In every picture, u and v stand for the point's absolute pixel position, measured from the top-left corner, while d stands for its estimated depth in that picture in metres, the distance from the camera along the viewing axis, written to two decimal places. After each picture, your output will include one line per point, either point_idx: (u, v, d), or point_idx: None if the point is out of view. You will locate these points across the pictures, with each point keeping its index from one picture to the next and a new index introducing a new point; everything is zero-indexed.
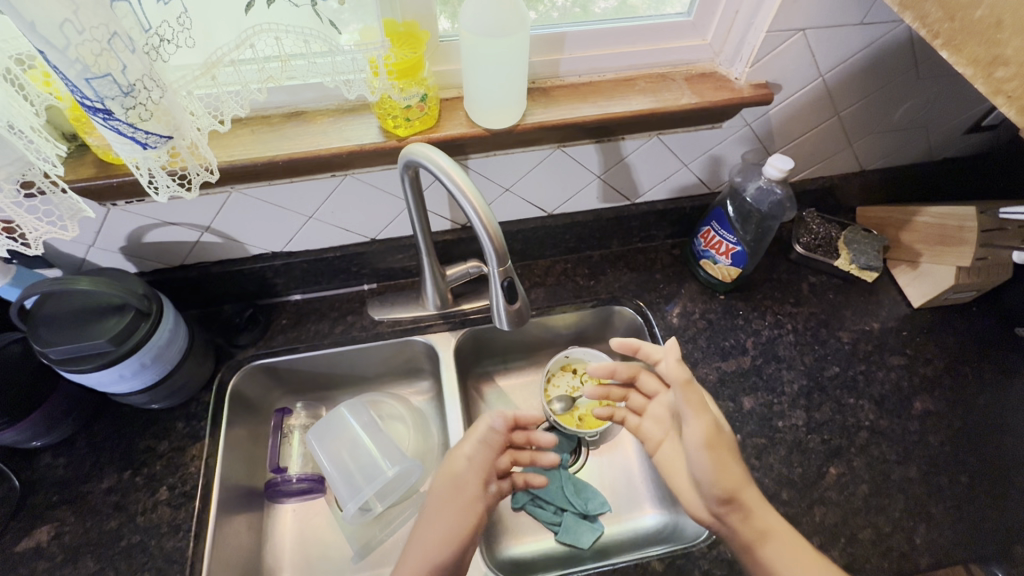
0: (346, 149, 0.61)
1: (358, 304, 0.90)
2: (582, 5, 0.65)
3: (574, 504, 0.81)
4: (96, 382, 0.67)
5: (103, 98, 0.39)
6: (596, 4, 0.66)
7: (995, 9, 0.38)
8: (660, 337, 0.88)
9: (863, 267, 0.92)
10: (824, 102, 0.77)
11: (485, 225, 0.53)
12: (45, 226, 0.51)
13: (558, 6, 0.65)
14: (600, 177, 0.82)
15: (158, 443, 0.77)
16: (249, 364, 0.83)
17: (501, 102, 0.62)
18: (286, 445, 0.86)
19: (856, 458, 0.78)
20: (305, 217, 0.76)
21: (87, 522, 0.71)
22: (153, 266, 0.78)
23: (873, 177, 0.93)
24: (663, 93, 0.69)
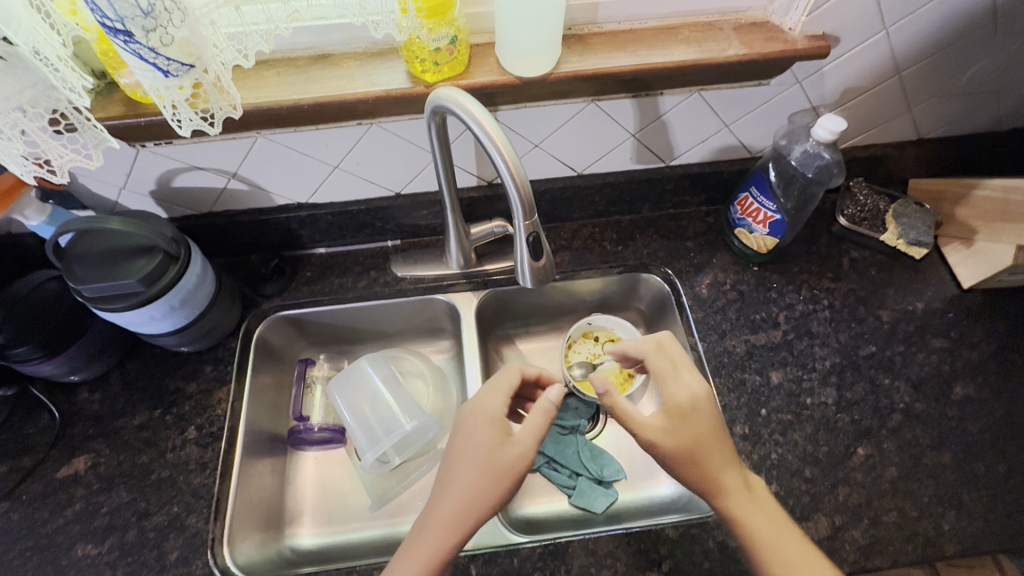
0: (372, 94, 0.59)
1: (381, 260, 0.89)
2: None
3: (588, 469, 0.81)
4: (127, 322, 0.68)
5: (122, 19, 0.37)
6: None
7: None
8: (687, 307, 0.85)
9: (911, 243, 0.87)
10: (886, 59, 0.70)
11: (513, 176, 0.51)
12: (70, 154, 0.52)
13: None
14: (635, 136, 0.78)
15: (186, 385, 0.79)
16: (274, 314, 0.84)
17: (533, 49, 0.59)
18: (308, 396, 0.89)
19: (886, 440, 0.76)
20: (330, 167, 0.75)
21: (121, 455, 0.74)
22: (182, 212, 0.79)
23: (931, 147, 0.87)
24: (709, 43, 0.64)
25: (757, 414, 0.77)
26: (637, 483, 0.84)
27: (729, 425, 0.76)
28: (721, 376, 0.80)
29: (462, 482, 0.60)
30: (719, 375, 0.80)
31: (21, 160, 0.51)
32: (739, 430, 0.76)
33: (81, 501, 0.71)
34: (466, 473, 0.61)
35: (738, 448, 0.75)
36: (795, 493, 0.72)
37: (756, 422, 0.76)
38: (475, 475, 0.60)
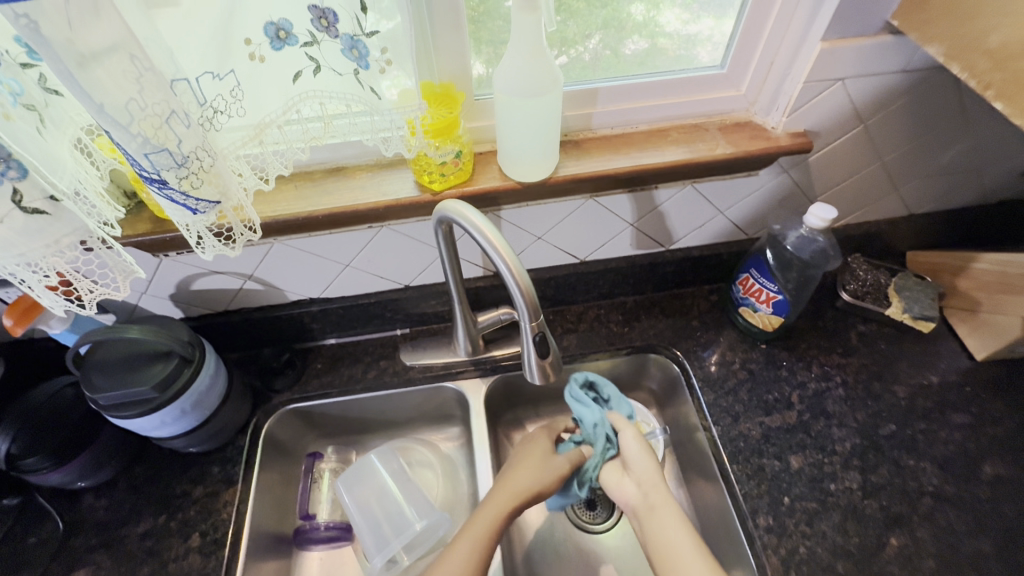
0: (383, 203, 0.63)
1: (391, 349, 0.90)
2: (613, 47, 0.64)
3: (578, 379, 0.81)
4: (139, 427, 0.69)
5: (158, 170, 0.41)
6: (628, 45, 0.65)
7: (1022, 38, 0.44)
8: (698, 388, 0.85)
9: (917, 317, 0.87)
10: (867, 148, 0.74)
11: (516, 281, 0.53)
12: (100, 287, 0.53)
13: (590, 49, 0.64)
14: (633, 225, 0.81)
15: (193, 487, 0.78)
16: (282, 409, 0.84)
17: (533, 158, 0.63)
18: (316, 490, 0.86)
19: (920, 528, 0.72)
20: (342, 265, 0.78)
21: (122, 567, 0.72)
22: (199, 312, 0.82)
23: (923, 221, 0.89)
24: (697, 143, 0.69)
25: (780, 502, 0.74)
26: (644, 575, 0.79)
27: (751, 515, 0.73)
28: (739, 463, 0.78)
29: (501, 505, 0.69)
30: (737, 461, 0.78)
31: (51, 296, 0.52)
32: (763, 521, 0.73)
33: None
34: (505, 498, 0.70)
35: (764, 542, 0.71)
36: None
37: (780, 512, 0.73)
38: (514, 502, 0.70)
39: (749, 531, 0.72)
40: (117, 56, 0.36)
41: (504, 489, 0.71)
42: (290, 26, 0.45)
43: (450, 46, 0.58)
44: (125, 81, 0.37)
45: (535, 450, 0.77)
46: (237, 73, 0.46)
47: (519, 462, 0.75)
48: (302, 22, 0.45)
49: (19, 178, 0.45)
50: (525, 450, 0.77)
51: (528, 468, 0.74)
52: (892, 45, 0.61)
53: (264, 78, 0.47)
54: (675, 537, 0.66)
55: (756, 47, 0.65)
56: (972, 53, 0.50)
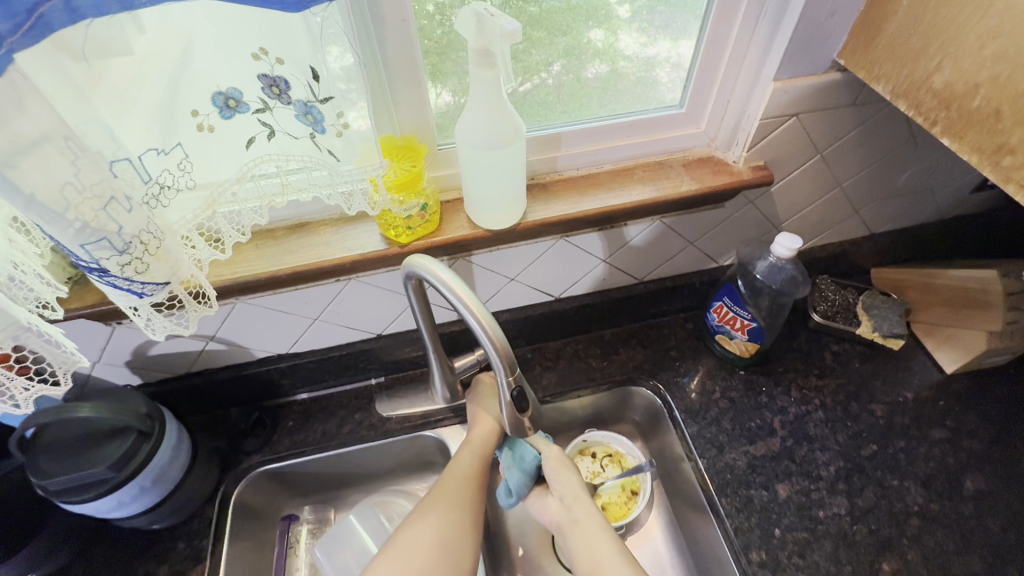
0: (349, 259, 0.61)
1: (366, 400, 0.87)
2: (576, 71, 0.64)
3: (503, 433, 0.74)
4: (94, 510, 0.64)
5: (98, 259, 0.39)
6: (590, 68, 0.64)
7: (972, 74, 0.46)
8: (681, 419, 0.84)
9: (887, 335, 0.89)
10: (825, 176, 0.76)
11: (491, 339, 0.51)
12: (37, 386, 0.48)
13: (554, 73, 0.63)
14: (606, 260, 0.81)
15: (157, 567, 0.73)
16: (254, 471, 0.80)
17: (500, 205, 0.62)
18: (293, 556, 0.82)
19: (909, 550, 0.72)
20: (310, 319, 0.76)
21: None
22: (159, 376, 0.78)
23: (883, 240, 0.92)
24: (662, 181, 0.69)
25: (771, 535, 0.73)
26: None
27: (744, 551, 0.72)
28: (727, 496, 0.77)
29: (458, 495, 0.67)
30: (725, 494, 0.77)
31: None
32: (756, 555, 0.72)
33: None
34: (459, 489, 0.68)
35: None
36: None
37: (772, 545, 0.72)
38: (469, 494, 0.68)
39: (743, 567, 0.71)
40: (48, 144, 0.35)
41: (457, 482, 0.68)
42: (239, 95, 0.43)
43: (409, 99, 0.57)
44: (57, 166, 0.35)
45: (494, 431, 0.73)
46: (185, 145, 0.44)
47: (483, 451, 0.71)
48: (252, 90, 0.43)
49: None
50: (484, 438, 0.72)
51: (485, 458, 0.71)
52: (839, 82, 0.64)
53: (215, 147, 0.45)
54: (596, 543, 0.65)
55: (712, 86, 0.66)
56: (919, 91, 0.52)
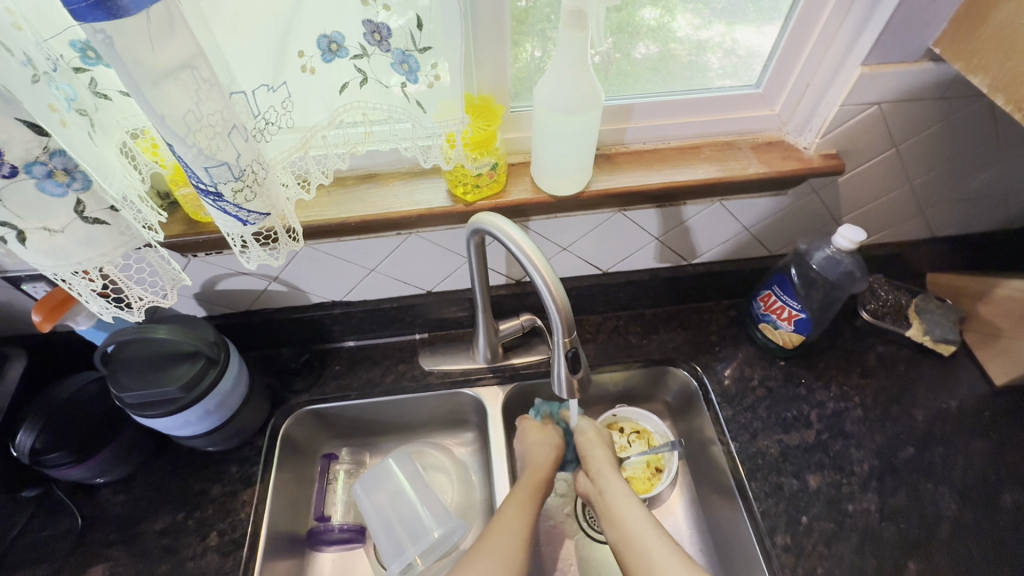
0: (416, 212, 0.63)
1: (409, 354, 0.90)
2: (624, 50, 0.63)
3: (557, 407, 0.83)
4: (163, 426, 0.69)
5: (213, 184, 0.42)
6: (638, 49, 0.63)
7: None
8: (716, 402, 0.85)
9: (937, 340, 0.87)
10: (897, 171, 0.74)
11: (552, 294, 0.53)
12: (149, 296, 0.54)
13: (600, 52, 0.62)
14: (658, 239, 0.82)
15: (211, 486, 0.78)
16: (302, 409, 0.84)
17: (569, 172, 0.63)
18: (331, 492, 0.86)
19: (935, 552, 0.72)
20: (367, 270, 0.79)
21: (140, 564, 0.72)
22: (222, 311, 0.82)
23: (944, 244, 0.89)
24: (729, 162, 0.69)
25: (798, 522, 0.75)
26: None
27: (769, 534, 0.73)
28: (757, 480, 0.78)
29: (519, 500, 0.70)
30: (755, 479, 0.78)
31: (100, 302, 0.53)
32: (781, 539, 0.73)
33: None
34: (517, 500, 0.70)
35: (782, 561, 0.72)
36: None
37: (797, 531, 0.74)
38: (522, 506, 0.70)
39: (768, 549, 0.72)
40: (180, 72, 0.36)
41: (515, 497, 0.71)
42: (342, 39, 0.45)
43: (491, 59, 0.58)
44: (184, 93, 0.37)
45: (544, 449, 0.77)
46: (288, 84, 0.46)
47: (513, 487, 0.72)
48: (355, 35, 0.45)
49: (82, 189, 0.46)
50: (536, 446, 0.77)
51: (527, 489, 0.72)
52: (930, 73, 0.62)
53: (313, 89, 0.47)
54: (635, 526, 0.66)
55: (794, 67, 0.65)
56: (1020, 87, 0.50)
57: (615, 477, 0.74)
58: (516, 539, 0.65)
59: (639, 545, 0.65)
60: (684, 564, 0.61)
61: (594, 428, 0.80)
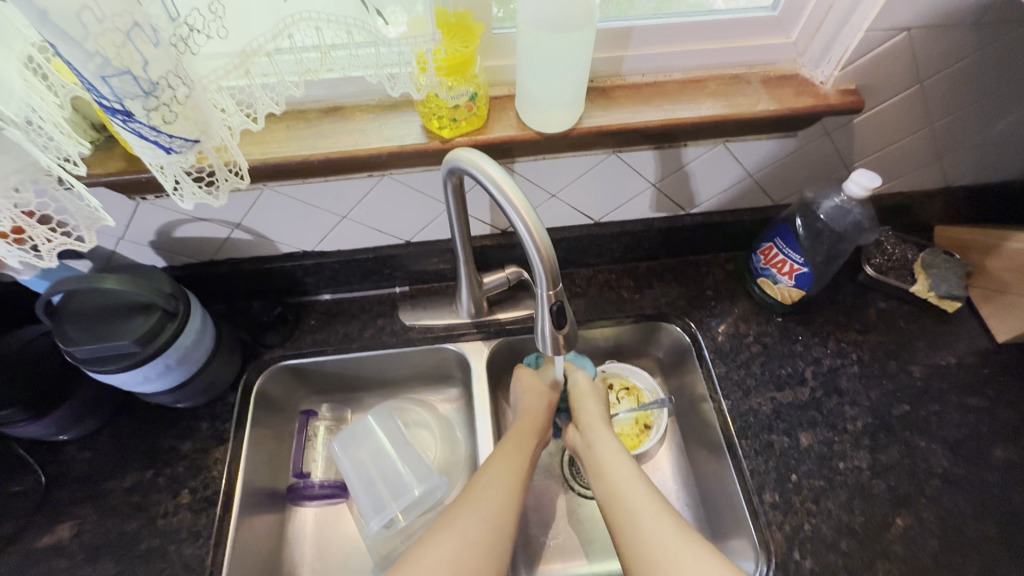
0: (386, 150, 0.57)
1: (389, 307, 0.85)
2: None
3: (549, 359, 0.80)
4: (121, 382, 0.65)
5: (121, 99, 0.36)
6: None
7: None
8: (709, 358, 0.81)
9: (943, 296, 0.83)
10: (918, 111, 0.68)
11: (535, 242, 0.47)
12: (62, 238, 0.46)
13: None
14: (655, 185, 0.76)
15: (181, 443, 0.75)
16: (275, 364, 0.80)
17: (557, 104, 0.56)
18: (310, 448, 0.83)
19: (925, 509, 0.71)
20: (339, 217, 0.72)
21: (108, 522, 0.70)
22: (184, 261, 0.76)
23: (958, 194, 0.84)
24: (736, 97, 0.62)
25: (787, 479, 0.73)
26: (614, 551, 0.77)
27: (758, 491, 0.72)
28: (747, 438, 0.76)
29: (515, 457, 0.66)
30: (745, 436, 0.76)
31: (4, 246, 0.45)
32: (769, 497, 0.71)
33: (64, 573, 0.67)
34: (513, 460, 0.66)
35: (769, 518, 0.70)
36: (831, 569, 0.67)
37: (786, 489, 0.72)
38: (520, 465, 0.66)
39: (755, 506, 0.71)
40: None
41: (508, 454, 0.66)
42: None
43: None
44: None
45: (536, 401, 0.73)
46: None
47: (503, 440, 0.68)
48: None
49: None
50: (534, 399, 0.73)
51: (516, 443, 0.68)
52: None
53: None
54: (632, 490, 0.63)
55: None
56: None
57: (605, 433, 0.70)
58: (506, 494, 0.61)
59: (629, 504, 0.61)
60: (675, 526, 0.58)
61: (589, 382, 0.76)
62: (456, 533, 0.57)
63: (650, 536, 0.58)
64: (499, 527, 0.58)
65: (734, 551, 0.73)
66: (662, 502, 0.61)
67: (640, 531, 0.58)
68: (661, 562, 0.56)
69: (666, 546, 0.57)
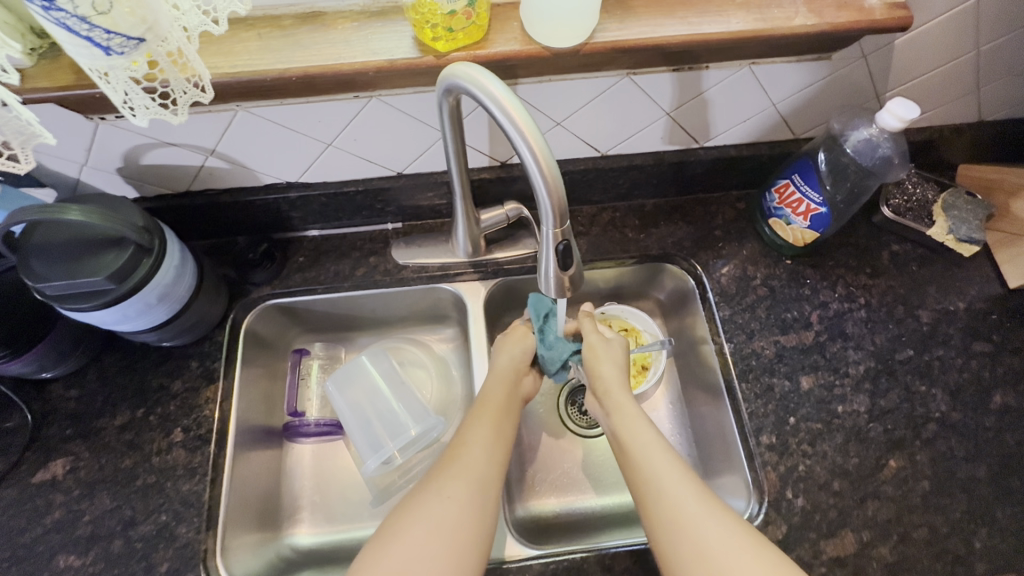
0: (374, 64, 0.50)
1: (381, 244, 0.81)
2: None
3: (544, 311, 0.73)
4: (98, 320, 0.62)
5: None
6: None
7: None
8: (713, 301, 0.79)
9: (961, 239, 0.80)
10: (967, 30, 0.61)
11: (541, 170, 0.42)
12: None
13: None
14: (670, 114, 0.69)
15: (170, 382, 0.73)
16: (264, 303, 0.77)
17: (568, 11, 0.49)
18: (303, 388, 0.81)
19: (920, 452, 0.71)
20: (324, 144, 0.66)
21: (102, 459, 0.69)
22: (157, 191, 0.71)
23: (990, 129, 0.78)
24: (770, 9, 0.55)
25: (785, 422, 0.73)
26: (607, 487, 0.78)
27: (754, 433, 0.72)
28: (748, 381, 0.75)
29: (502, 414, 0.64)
30: (746, 380, 0.75)
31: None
32: (766, 439, 0.71)
33: (61, 508, 0.66)
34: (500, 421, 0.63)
35: (764, 459, 0.70)
36: (822, 508, 0.68)
37: (784, 431, 0.72)
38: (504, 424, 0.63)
39: (751, 447, 0.71)
40: None
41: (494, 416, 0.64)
42: None
43: None
44: None
45: (512, 364, 0.70)
46: None
47: (498, 392, 0.67)
48: None
49: None
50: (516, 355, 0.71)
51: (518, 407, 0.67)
52: None
53: None
54: (648, 449, 0.60)
55: None
56: None
57: (630, 402, 0.66)
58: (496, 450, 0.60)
59: (647, 469, 0.58)
60: (698, 503, 0.55)
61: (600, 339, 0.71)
62: (448, 468, 0.57)
63: (670, 502, 0.55)
64: (488, 478, 0.57)
65: (724, 487, 0.74)
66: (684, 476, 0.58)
67: (660, 489, 0.57)
68: (680, 523, 0.54)
69: (676, 498, 0.55)
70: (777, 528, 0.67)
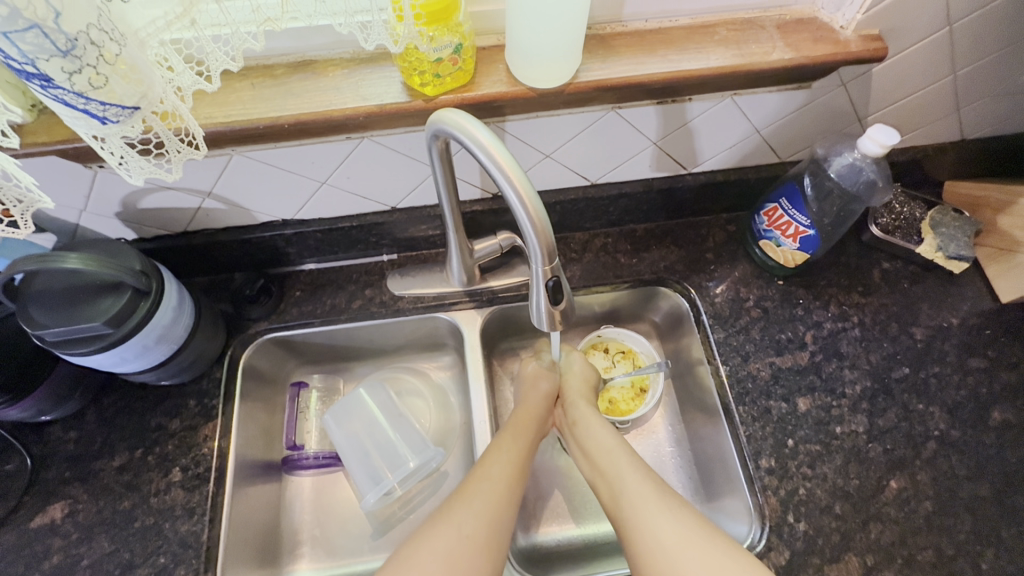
0: (364, 110, 0.51)
1: (376, 276, 0.81)
2: None
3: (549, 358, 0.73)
4: (96, 363, 0.62)
5: (32, 60, 0.34)
6: None
7: None
8: (708, 324, 0.80)
9: (951, 256, 0.80)
10: (943, 57, 0.63)
11: (526, 210, 0.43)
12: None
13: None
14: (656, 143, 0.71)
15: (169, 421, 0.73)
16: (261, 338, 0.77)
17: (551, 54, 0.50)
18: (302, 420, 0.82)
19: (920, 471, 0.71)
20: (318, 182, 0.68)
21: (100, 502, 0.69)
22: (155, 232, 0.72)
23: (973, 148, 0.79)
24: (748, 45, 0.56)
25: (784, 445, 0.72)
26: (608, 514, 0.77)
27: (753, 457, 0.71)
28: (745, 404, 0.75)
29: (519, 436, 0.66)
30: (743, 403, 0.75)
31: None
32: (765, 462, 0.71)
33: (59, 553, 0.66)
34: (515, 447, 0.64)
35: (765, 483, 0.70)
36: (824, 532, 0.68)
37: (783, 454, 0.72)
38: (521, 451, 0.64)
39: (750, 472, 0.71)
40: None
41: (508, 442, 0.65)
42: None
43: None
44: None
45: (537, 393, 0.72)
46: None
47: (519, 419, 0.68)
48: None
49: None
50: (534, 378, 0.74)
51: (538, 423, 0.69)
52: None
53: None
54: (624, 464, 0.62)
55: None
56: None
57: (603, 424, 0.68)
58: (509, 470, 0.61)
59: (621, 481, 0.60)
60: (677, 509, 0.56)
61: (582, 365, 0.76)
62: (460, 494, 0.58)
63: (646, 515, 0.56)
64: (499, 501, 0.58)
65: (725, 511, 0.73)
66: (656, 484, 0.59)
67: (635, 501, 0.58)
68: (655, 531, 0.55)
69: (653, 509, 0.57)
70: (780, 553, 0.67)
